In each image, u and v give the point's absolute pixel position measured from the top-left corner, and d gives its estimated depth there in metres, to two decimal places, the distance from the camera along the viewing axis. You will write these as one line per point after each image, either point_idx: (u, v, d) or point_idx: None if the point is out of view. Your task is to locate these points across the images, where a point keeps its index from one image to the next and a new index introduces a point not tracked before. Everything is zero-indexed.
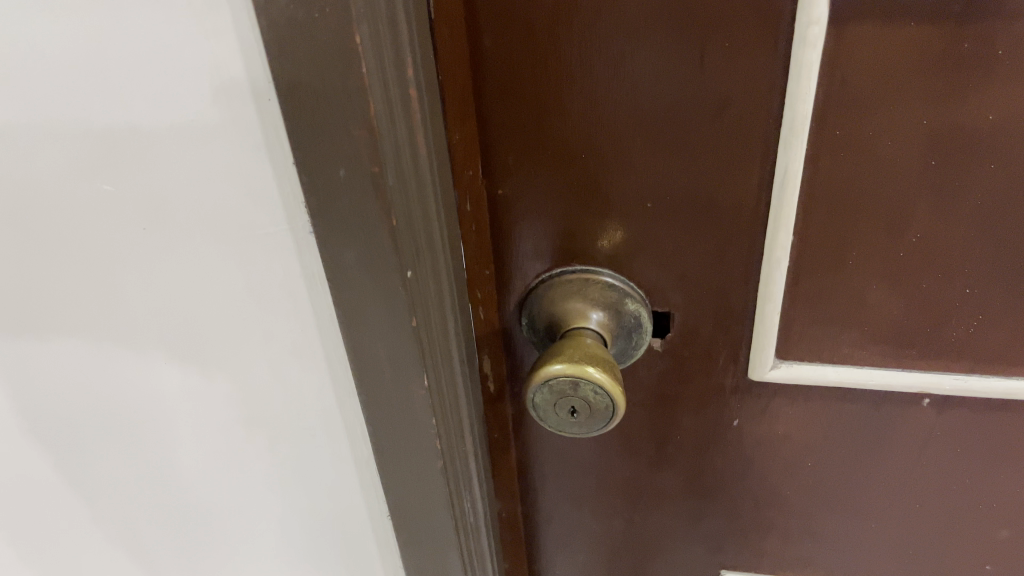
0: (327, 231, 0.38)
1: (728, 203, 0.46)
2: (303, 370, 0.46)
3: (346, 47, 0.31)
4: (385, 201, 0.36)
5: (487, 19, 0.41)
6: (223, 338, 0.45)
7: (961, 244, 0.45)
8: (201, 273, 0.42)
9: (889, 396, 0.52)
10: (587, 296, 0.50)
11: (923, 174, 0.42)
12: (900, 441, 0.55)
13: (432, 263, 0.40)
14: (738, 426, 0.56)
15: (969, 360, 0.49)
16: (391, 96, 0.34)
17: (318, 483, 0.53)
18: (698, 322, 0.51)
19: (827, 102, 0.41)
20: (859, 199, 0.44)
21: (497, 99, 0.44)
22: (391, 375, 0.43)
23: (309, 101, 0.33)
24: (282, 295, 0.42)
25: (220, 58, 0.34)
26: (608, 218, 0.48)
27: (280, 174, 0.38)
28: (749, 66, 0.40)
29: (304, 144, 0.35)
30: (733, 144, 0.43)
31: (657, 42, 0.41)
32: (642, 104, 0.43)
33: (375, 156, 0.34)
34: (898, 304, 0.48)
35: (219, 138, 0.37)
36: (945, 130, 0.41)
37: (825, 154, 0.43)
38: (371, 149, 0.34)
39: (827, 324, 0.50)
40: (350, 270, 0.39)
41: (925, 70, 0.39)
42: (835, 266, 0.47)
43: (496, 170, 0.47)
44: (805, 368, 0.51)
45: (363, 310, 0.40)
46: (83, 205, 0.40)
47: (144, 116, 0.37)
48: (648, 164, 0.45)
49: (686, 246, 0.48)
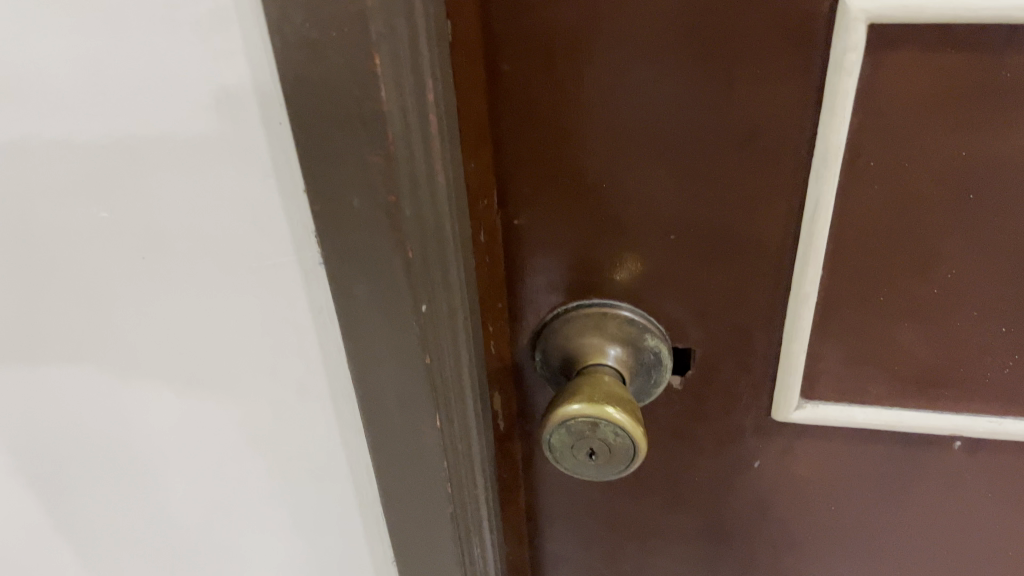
0: (337, 264, 0.35)
1: (755, 236, 0.44)
2: (307, 409, 0.44)
3: (365, 69, 0.30)
4: (401, 232, 0.34)
5: (507, 43, 0.39)
6: (223, 374, 0.43)
7: (998, 281, 0.43)
8: (201, 306, 0.40)
9: (919, 438, 0.50)
10: (604, 331, 0.48)
11: (960, 208, 0.41)
12: (928, 485, 0.52)
13: (448, 298, 0.38)
14: (759, 468, 0.54)
15: (1004, 402, 0.47)
16: (410, 122, 0.32)
17: (320, 527, 0.50)
18: (720, 360, 0.49)
19: (861, 133, 0.39)
20: (891, 236, 0.42)
21: (515, 126, 0.42)
22: (401, 415, 0.41)
23: (322, 125, 0.31)
24: (288, 329, 0.40)
25: (230, 79, 0.32)
26: (628, 249, 0.46)
27: (289, 201, 0.35)
28: (781, 94, 0.39)
29: (317, 170, 0.33)
30: (762, 175, 0.41)
31: (684, 68, 0.39)
32: (666, 132, 0.41)
33: (392, 183, 0.32)
34: (930, 344, 0.46)
35: (224, 163, 0.35)
36: (984, 162, 0.39)
37: (858, 188, 0.41)
38: (388, 177, 0.32)
39: (855, 364, 0.47)
40: (361, 305, 0.36)
41: (964, 100, 0.37)
42: (865, 303, 0.45)
43: (511, 200, 0.45)
44: (831, 408, 0.49)
45: (372, 348, 0.38)
46: (79, 233, 0.38)
47: (146, 140, 0.35)
48: (671, 193, 0.43)
49: (709, 280, 0.46)
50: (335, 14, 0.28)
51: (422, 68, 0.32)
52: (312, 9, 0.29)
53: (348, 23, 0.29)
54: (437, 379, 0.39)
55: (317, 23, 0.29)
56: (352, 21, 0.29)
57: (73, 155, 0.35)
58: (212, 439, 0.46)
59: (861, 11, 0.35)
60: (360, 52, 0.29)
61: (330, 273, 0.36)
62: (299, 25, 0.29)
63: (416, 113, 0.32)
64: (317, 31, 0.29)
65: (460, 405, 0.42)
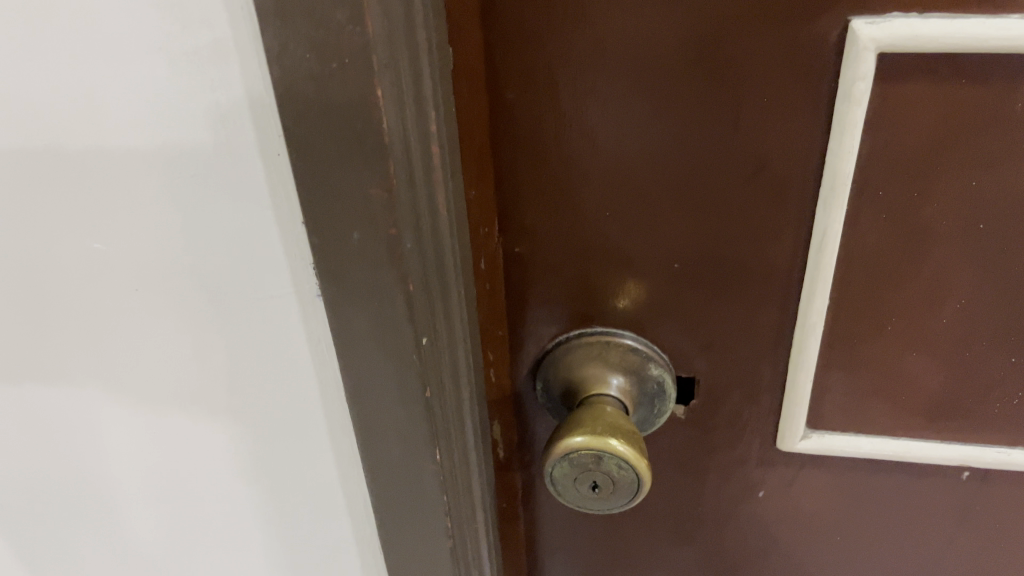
0: (336, 297, 0.35)
1: (760, 265, 0.43)
2: (304, 442, 0.43)
3: (367, 100, 0.29)
4: (402, 264, 0.33)
5: (510, 71, 0.39)
6: (218, 407, 0.42)
7: (1008, 312, 0.42)
8: (195, 338, 0.39)
9: (926, 469, 0.49)
10: (607, 360, 0.47)
11: (970, 238, 0.40)
12: (935, 515, 0.51)
13: (449, 331, 0.37)
14: (763, 498, 0.53)
15: (1013, 433, 0.47)
16: (413, 153, 0.31)
17: (315, 561, 0.49)
18: (724, 389, 0.48)
19: (870, 163, 0.39)
20: (898, 266, 0.41)
21: (517, 154, 0.41)
22: (401, 449, 0.39)
23: (322, 157, 0.31)
24: (285, 362, 0.39)
25: (227, 109, 0.31)
26: (631, 278, 0.45)
27: (287, 232, 0.35)
28: (789, 123, 0.38)
29: (317, 201, 0.32)
30: (769, 204, 0.41)
31: (690, 97, 0.38)
32: (671, 160, 0.40)
33: (394, 216, 0.31)
34: (938, 374, 0.45)
35: (220, 194, 0.34)
36: (996, 192, 0.38)
37: (866, 217, 0.40)
38: (390, 210, 0.31)
39: (862, 394, 0.47)
40: (360, 339, 0.36)
41: (976, 130, 0.37)
42: (872, 333, 0.44)
43: (511, 228, 0.44)
44: (836, 438, 0.48)
45: (371, 381, 0.37)
46: (70, 265, 0.37)
47: (140, 171, 0.34)
48: (675, 222, 0.42)
49: (714, 309, 0.45)
50: (336, 45, 0.28)
51: (425, 98, 0.31)
52: (312, 39, 0.28)
53: (350, 54, 0.28)
54: (437, 413, 0.38)
55: (318, 54, 0.28)
56: (354, 51, 0.28)
57: (64, 185, 0.34)
58: (204, 472, 0.45)
59: (871, 40, 0.35)
60: (362, 83, 0.28)
61: (329, 306, 0.35)
62: (299, 55, 0.28)
63: (418, 144, 0.31)
64: (317, 61, 0.28)
65: (461, 438, 0.41)
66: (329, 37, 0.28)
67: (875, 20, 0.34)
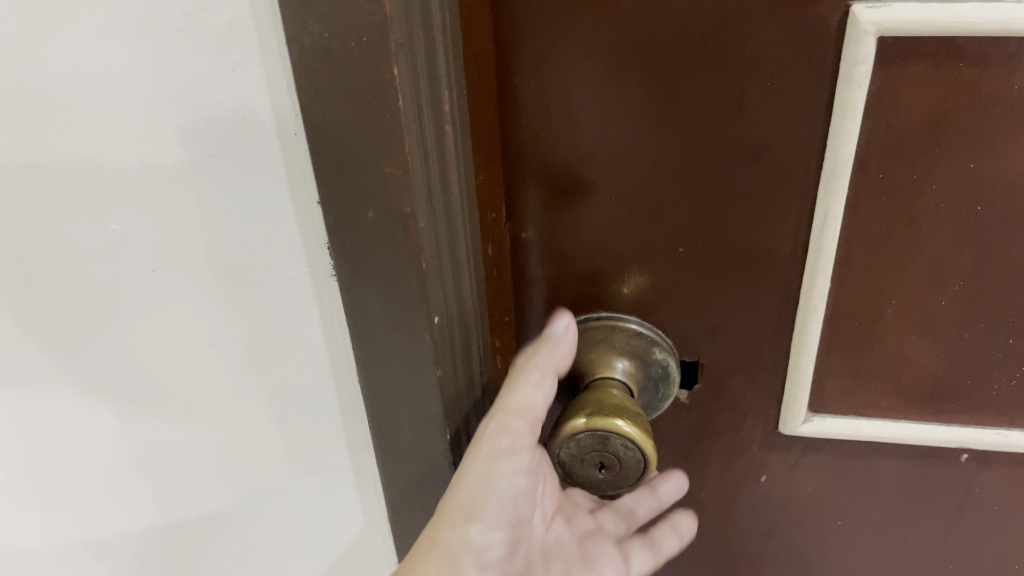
0: (351, 274, 0.35)
1: (764, 249, 0.44)
2: (316, 422, 0.43)
3: (384, 79, 0.29)
4: (416, 243, 0.33)
5: (519, 55, 0.40)
6: (232, 388, 0.42)
7: (1005, 293, 0.43)
8: (211, 320, 0.40)
9: (926, 451, 0.50)
10: (613, 344, 0.48)
11: (967, 220, 0.41)
12: (935, 498, 0.52)
13: (460, 310, 0.38)
14: (765, 482, 0.54)
15: (1011, 414, 0.47)
16: (427, 132, 0.32)
17: (327, 542, 0.50)
18: (727, 373, 0.49)
19: (870, 146, 0.39)
20: (898, 249, 0.42)
21: (524, 138, 0.42)
22: (412, 428, 0.40)
23: (339, 134, 0.31)
24: (300, 344, 0.40)
25: (245, 91, 0.32)
26: (637, 262, 0.46)
27: (302, 212, 0.35)
28: (791, 108, 0.39)
29: (334, 181, 0.33)
30: (773, 187, 0.42)
31: (695, 80, 0.39)
32: (676, 144, 0.41)
33: (408, 194, 0.32)
34: (937, 356, 0.46)
35: (237, 175, 0.35)
36: (993, 174, 0.39)
37: (866, 200, 0.41)
38: (405, 187, 0.32)
39: (862, 377, 0.47)
40: (373, 317, 0.36)
41: (973, 113, 0.38)
42: (873, 316, 0.45)
43: (519, 212, 0.45)
44: (837, 422, 0.49)
45: (384, 360, 0.38)
46: (89, 247, 0.38)
47: (159, 154, 0.34)
48: (680, 205, 0.43)
49: (718, 293, 0.46)
50: (355, 23, 0.28)
51: (439, 78, 0.32)
52: (331, 18, 0.29)
53: (368, 32, 0.29)
54: (449, 391, 0.39)
55: (337, 32, 0.29)
56: (372, 29, 0.28)
57: (83, 169, 0.35)
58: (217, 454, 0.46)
59: (871, 24, 0.35)
60: (379, 62, 0.29)
61: (343, 285, 0.36)
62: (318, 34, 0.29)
63: (432, 123, 0.32)
64: (335, 40, 0.29)
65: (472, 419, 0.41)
66: (348, 16, 0.28)
67: (875, 4, 0.35)
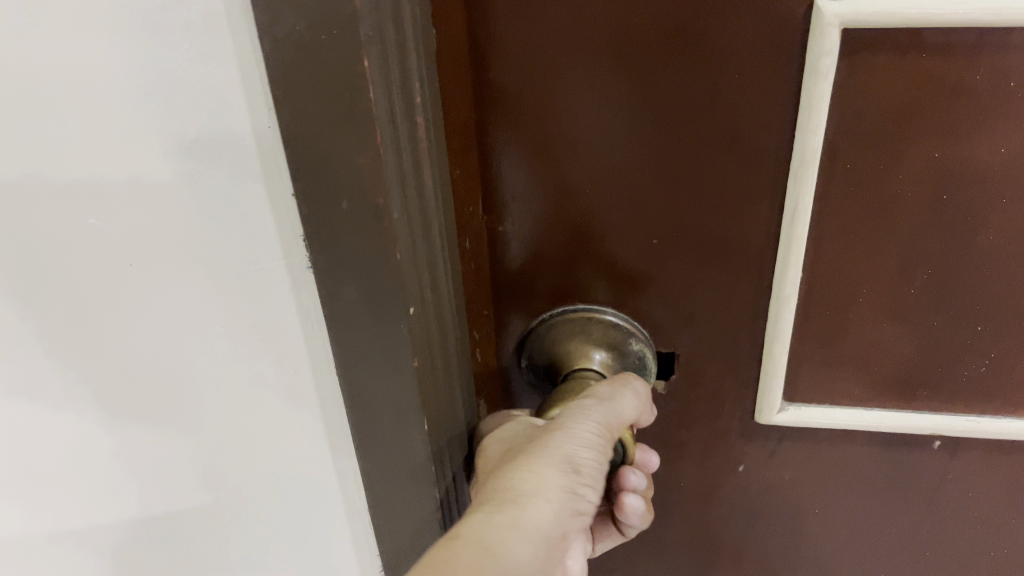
0: (327, 267, 0.36)
1: (737, 239, 0.44)
2: (296, 416, 0.44)
3: (354, 71, 0.30)
4: (390, 233, 0.34)
5: (494, 48, 0.40)
6: (212, 382, 0.43)
7: (971, 281, 0.44)
8: (189, 313, 0.40)
9: (899, 439, 0.51)
10: (590, 335, 0.48)
11: (934, 208, 0.42)
12: (909, 485, 0.53)
13: (435, 302, 0.38)
14: (743, 471, 0.54)
15: (981, 400, 0.48)
16: (398, 123, 0.33)
17: (310, 535, 0.50)
18: (704, 364, 0.50)
19: (837, 136, 0.40)
20: (867, 237, 0.43)
21: (501, 130, 0.43)
22: (390, 419, 0.41)
23: (312, 128, 0.32)
24: (277, 337, 0.40)
25: (220, 83, 0.32)
26: (614, 254, 0.46)
27: (279, 215, 0.36)
28: (760, 99, 0.40)
29: (308, 172, 0.33)
30: (745, 178, 0.42)
31: (668, 72, 0.40)
32: (651, 136, 0.42)
33: (381, 184, 0.33)
34: (908, 344, 0.47)
35: (212, 167, 0.35)
36: (957, 162, 0.40)
37: (835, 190, 0.42)
38: (378, 177, 0.32)
39: (835, 365, 0.48)
40: (350, 310, 0.37)
41: (936, 103, 0.39)
42: (844, 305, 0.46)
43: (495, 205, 0.45)
44: (811, 410, 0.50)
45: (362, 352, 0.38)
46: (66, 241, 0.38)
47: (135, 146, 0.35)
48: (655, 197, 0.44)
49: (693, 283, 0.46)
50: (325, 14, 0.29)
51: (410, 70, 0.32)
52: (301, 10, 0.29)
53: (338, 23, 0.29)
54: (427, 383, 0.39)
55: (308, 24, 0.29)
56: (342, 20, 0.29)
57: (59, 162, 0.35)
58: (199, 448, 0.46)
59: (835, 15, 0.36)
60: (350, 53, 0.30)
61: (319, 278, 0.36)
62: (290, 26, 0.30)
63: (403, 115, 0.33)
64: (307, 32, 0.29)
65: (450, 413, 0.42)
66: (318, 6, 0.29)
67: None
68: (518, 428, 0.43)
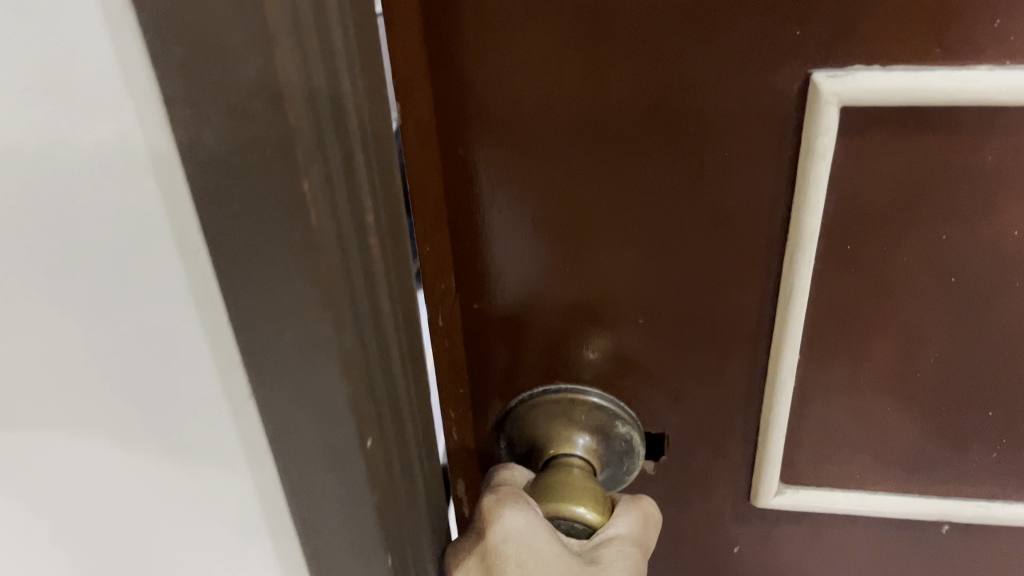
0: (250, 339, 0.31)
1: (728, 319, 0.41)
2: (231, 499, 0.42)
3: (288, 176, 0.27)
4: (332, 343, 0.30)
5: (460, 125, 0.37)
6: (141, 463, 0.41)
7: (982, 366, 0.41)
8: (111, 392, 0.38)
9: (904, 523, 0.48)
10: (574, 419, 0.45)
11: (942, 292, 0.39)
12: (916, 567, 0.50)
13: (383, 380, 0.34)
14: (738, 552, 0.51)
15: (992, 486, 0.45)
16: (345, 226, 0.29)
17: None
18: (695, 444, 0.46)
19: (837, 217, 0.37)
20: (868, 317, 0.40)
21: (473, 208, 0.40)
22: (337, 532, 0.37)
23: (223, 188, 0.27)
24: (207, 420, 0.38)
25: (125, 166, 0.30)
26: (599, 333, 0.43)
27: (185, 246, 0.32)
28: (752, 177, 0.37)
29: (233, 281, 0.30)
30: (736, 256, 0.39)
31: (651, 148, 0.36)
32: (634, 213, 0.39)
33: (325, 294, 0.29)
34: (913, 428, 0.44)
35: (123, 251, 0.33)
36: (967, 245, 0.37)
37: (834, 271, 0.39)
38: (322, 284, 0.29)
39: (836, 448, 0.45)
40: (277, 387, 0.32)
41: (945, 183, 0.36)
42: (845, 387, 0.43)
43: (470, 283, 0.42)
44: (810, 493, 0.47)
45: (294, 434, 0.34)
46: None
47: (40, 225, 0.32)
48: (641, 275, 0.41)
49: (682, 362, 0.43)
50: (245, 102, 0.25)
51: (350, 140, 0.29)
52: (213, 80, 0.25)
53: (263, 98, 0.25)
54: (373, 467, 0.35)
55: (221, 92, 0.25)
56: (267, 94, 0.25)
57: None
58: (132, 527, 0.44)
59: (833, 93, 0.33)
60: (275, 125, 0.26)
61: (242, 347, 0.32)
62: (197, 93, 0.25)
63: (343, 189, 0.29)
64: (219, 98, 0.25)
65: (399, 493, 0.37)
66: (235, 92, 0.25)
67: (837, 74, 0.33)
68: (550, 549, 0.39)
